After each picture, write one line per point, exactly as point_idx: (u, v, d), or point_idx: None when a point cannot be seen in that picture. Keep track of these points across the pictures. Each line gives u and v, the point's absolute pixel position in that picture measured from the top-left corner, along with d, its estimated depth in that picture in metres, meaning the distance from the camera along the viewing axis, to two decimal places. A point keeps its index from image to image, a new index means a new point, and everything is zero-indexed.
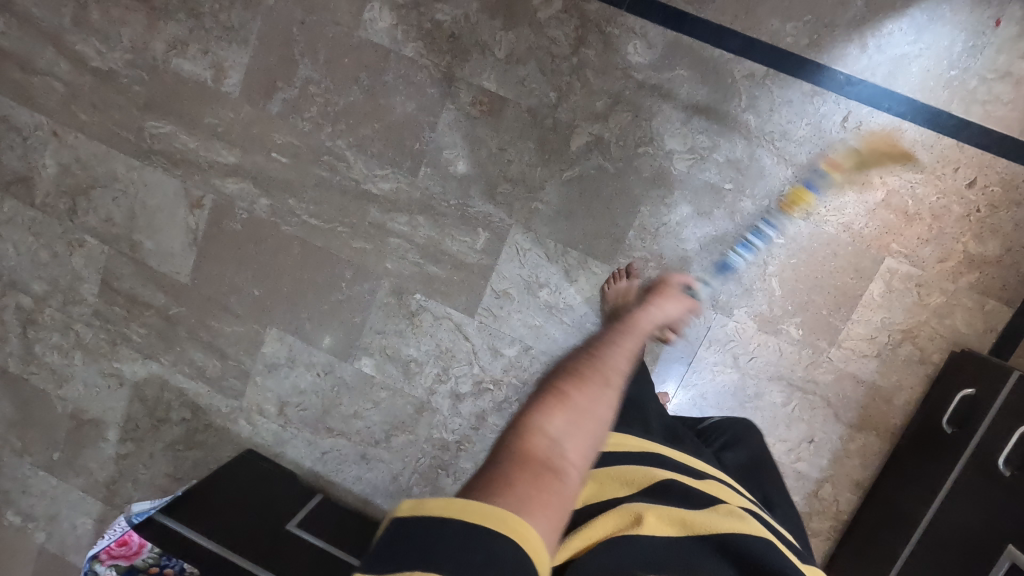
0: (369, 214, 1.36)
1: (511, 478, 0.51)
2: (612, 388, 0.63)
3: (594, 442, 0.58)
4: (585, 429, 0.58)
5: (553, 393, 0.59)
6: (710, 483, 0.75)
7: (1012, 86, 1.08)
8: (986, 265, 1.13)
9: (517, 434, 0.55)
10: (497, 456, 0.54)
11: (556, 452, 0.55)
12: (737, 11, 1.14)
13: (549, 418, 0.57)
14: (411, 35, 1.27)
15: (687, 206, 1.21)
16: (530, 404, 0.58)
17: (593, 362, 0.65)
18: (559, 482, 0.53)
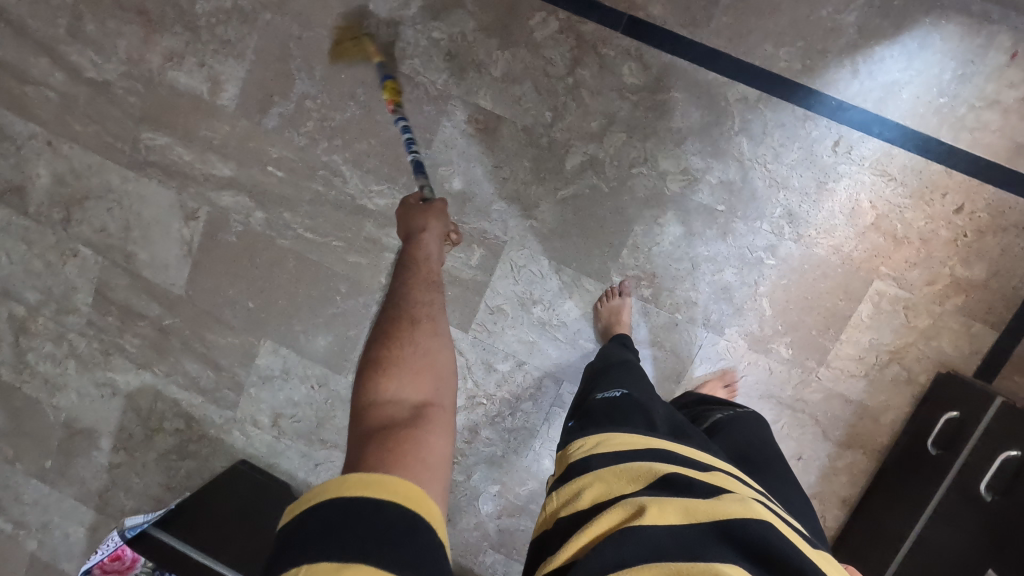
0: (365, 229, 1.37)
1: (366, 448, 0.65)
2: (412, 336, 0.81)
3: (423, 381, 0.76)
4: (411, 377, 0.76)
5: (370, 373, 0.76)
6: (715, 475, 0.76)
7: (1000, 114, 1.09)
8: (972, 289, 1.14)
9: (361, 421, 0.71)
10: (355, 442, 0.68)
11: (392, 409, 0.71)
12: (731, 35, 1.16)
13: (380, 392, 0.74)
14: (408, 52, 1.28)
15: (679, 226, 1.23)
16: (360, 390, 0.74)
17: (393, 327, 0.83)
18: (403, 426, 0.68)
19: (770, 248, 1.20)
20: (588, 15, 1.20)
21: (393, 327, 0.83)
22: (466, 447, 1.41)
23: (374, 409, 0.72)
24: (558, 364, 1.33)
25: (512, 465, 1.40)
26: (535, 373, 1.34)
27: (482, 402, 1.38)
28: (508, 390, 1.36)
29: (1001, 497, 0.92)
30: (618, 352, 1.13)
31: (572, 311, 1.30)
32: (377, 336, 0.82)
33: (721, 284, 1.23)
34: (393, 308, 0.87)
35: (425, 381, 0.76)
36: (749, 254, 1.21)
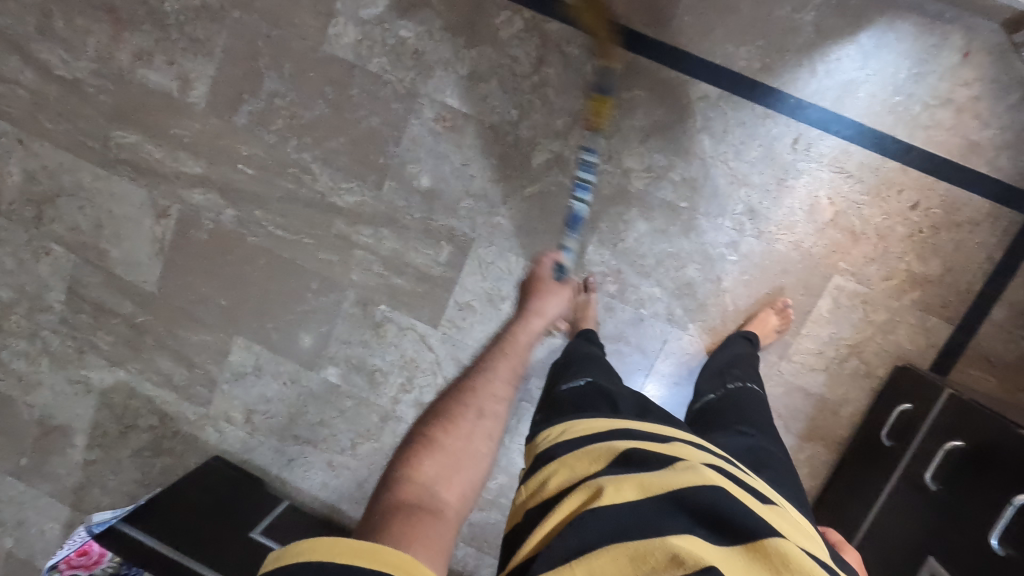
0: (335, 226, 1.37)
1: (388, 520, 0.62)
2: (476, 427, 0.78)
3: (462, 482, 0.71)
4: (450, 470, 0.72)
5: (423, 446, 0.74)
6: (674, 445, 0.76)
7: (953, 112, 1.11)
8: (928, 284, 1.17)
9: (387, 489, 0.67)
10: (377, 510, 0.65)
11: (427, 494, 0.67)
12: (693, 34, 1.17)
13: (418, 469, 0.70)
14: (376, 51, 1.28)
15: (643, 223, 1.25)
16: (406, 461, 0.72)
17: (459, 409, 0.80)
18: (431, 516, 0.64)
19: (733, 244, 1.22)
20: (552, 14, 1.21)
21: (461, 411, 0.80)
22: None
23: (409, 485, 0.68)
24: (526, 359, 1.35)
25: None
26: None
27: None
28: None
29: (944, 489, 0.91)
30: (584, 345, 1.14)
31: None
32: (445, 410, 0.80)
33: (685, 280, 1.25)
34: (465, 390, 0.85)
35: (462, 484, 0.71)
36: (712, 250, 1.23)
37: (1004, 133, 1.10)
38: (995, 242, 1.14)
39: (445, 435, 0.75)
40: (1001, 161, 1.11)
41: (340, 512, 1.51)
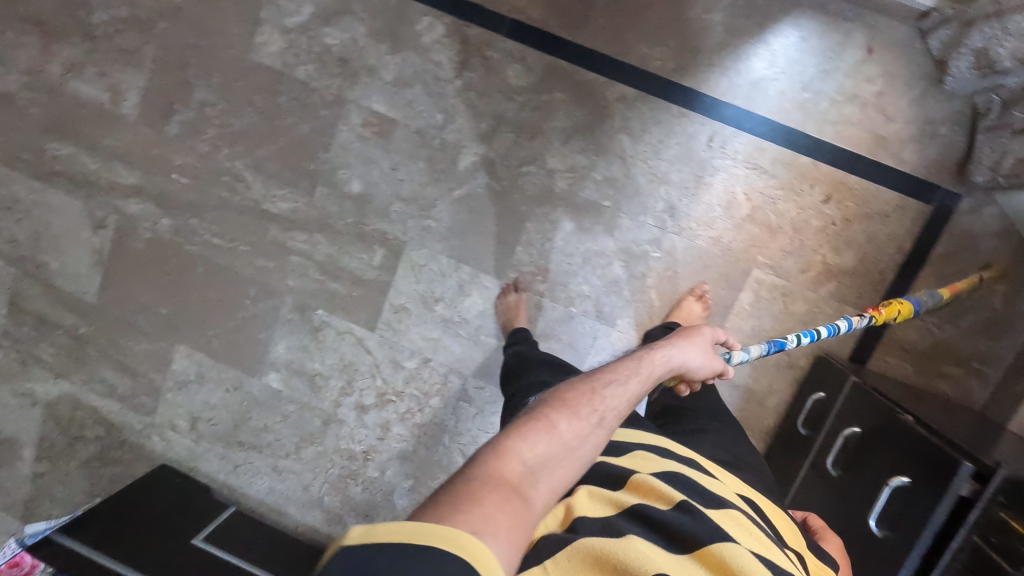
0: (269, 233, 1.39)
1: (482, 492, 0.53)
2: (597, 430, 0.66)
3: (562, 484, 0.60)
4: (558, 465, 0.61)
5: (541, 423, 0.63)
6: (638, 455, 0.79)
7: (860, 108, 1.14)
8: (843, 275, 1.20)
9: (494, 455, 0.58)
10: (474, 474, 0.56)
11: (526, 480, 0.57)
12: (608, 37, 1.20)
13: (531, 445, 0.60)
14: (302, 59, 1.30)
15: (569, 222, 1.27)
16: (518, 432, 0.62)
17: (587, 401, 0.68)
18: (524, 507, 0.55)
19: (655, 241, 1.25)
20: (471, 19, 1.23)
21: (598, 403, 0.68)
22: (379, 444, 1.44)
23: (510, 459, 0.58)
24: (462, 359, 1.37)
25: (424, 460, 1.43)
26: (441, 369, 1.38)
27: (391, 400, 1.42)
28: (416, 387, 1.40)
29: (843, 473, 0.94)
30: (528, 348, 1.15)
31: (472, 307, 1.34)
32: (580, 393, 0.69)
33: (612, 277, 1.27)
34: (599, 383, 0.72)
35: (559, 488, 0.60)
36: (636, 248, 1.25)
37: (909, 126, 1.13)
38: (904, 233, 1.17)
39: (568, 422, 0.64)
40: (906, 154, 1.14)
41: (287, 516, 1.52)
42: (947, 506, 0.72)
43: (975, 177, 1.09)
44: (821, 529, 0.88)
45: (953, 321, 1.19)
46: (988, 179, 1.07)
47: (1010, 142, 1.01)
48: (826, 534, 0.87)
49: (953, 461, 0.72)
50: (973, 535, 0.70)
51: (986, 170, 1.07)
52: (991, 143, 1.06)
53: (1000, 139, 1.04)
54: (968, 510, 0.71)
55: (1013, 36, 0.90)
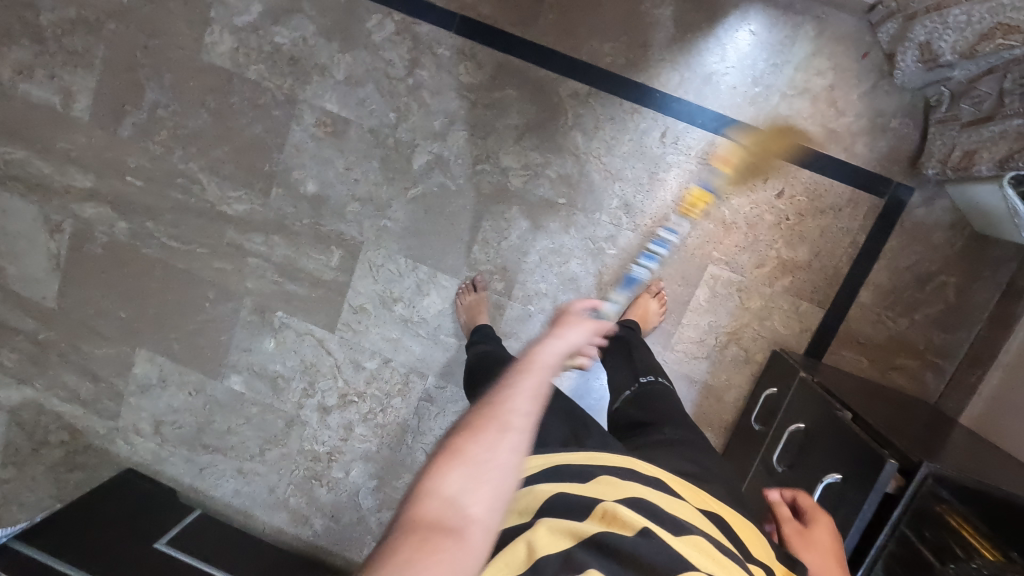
0: (226, 235, 1.38)
1: (394, 551, 0.45)
2: (520, 422, 0.56)
3: (496, 498, 0.51)
4: (484, 481, 0.51)
5: (451, 446, 0.54)
6: (600, 479, 0.62)
7: (810, 102, 1.14)
8: (797, 270, 1.20)
9: (407, 503, 0.50)
10: (386, 538, 0.47)
11: (449, 512, 0.49)
12: (559, 33, 1.18)
13: (443, 476, 0.51)
14: (252, 58, 1.28)
15: (524, 220, 1.26)
16: (427, 465, 0.53)
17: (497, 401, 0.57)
18: (455, 541, 0.47)
19: (611, 238, 1.24)
20: (421, 16, 1.21)
21: (508, 406, 0.57)
22: (343, 445, 1.44)
23: (427, 499, 0.49)
24: (423, 359, 1.37)
25: (388, 460, 1.43)
26: (402, 370, 1.38)
27: (353, 401, 1.41)
28: (377, 388, 1.40)
29: (789, 469, 0.94)
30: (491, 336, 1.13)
31: (431, 307, 1.33)
32: (485, 403, 0.58)
33: (568, 275, 1.27)
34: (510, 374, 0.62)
35: (496, 500, 0.51)
36: (592, 245, 1.25)
37: (860, 120, 1.13)
38: (857, 227, 1.16)
39: (482, 432, 0.54)
40: (858, 148, 1.14)
41: (254, 517, 1.52)
42: (873, 501, 0.73)
43: (926, 170, 1.08)
44: (811, 509, 0.74)
45: (907, 315, 1.19)
46: (938, 173, 1.05)
47: (958, 135, 1.00)
48: (816, 516, 0.73)
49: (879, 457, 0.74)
50: (910, 533, 0.77)
51: (935, 164, 1.05)
52: (939, 136, 1.05)
53: (948, 132, 1.03)
54: (891, 510, 0.74)
55: (951, 32, 0.86)
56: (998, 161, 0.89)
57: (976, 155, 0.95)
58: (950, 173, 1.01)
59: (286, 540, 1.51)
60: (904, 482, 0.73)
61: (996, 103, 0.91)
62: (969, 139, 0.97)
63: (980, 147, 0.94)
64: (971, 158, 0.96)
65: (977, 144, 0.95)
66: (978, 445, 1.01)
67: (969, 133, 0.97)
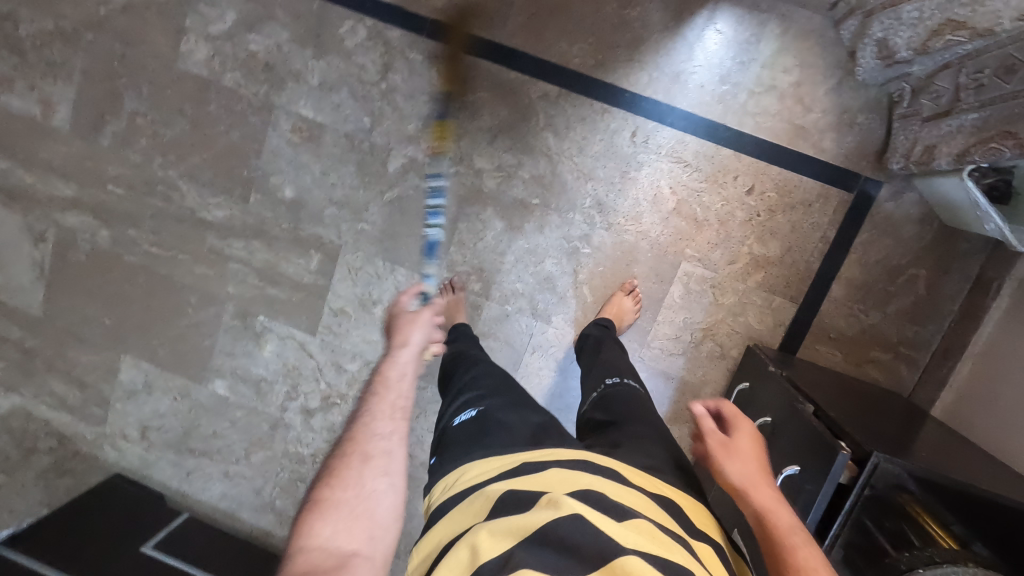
0: (207, 240, 1.39)
1: None
2: (375, 456, 0.67)
3: (369, 527, 0.60)
4: (356, 516, 0.60)
5: (315, 502, 0.62)
6: (551, 474, 0.63)
7: (777, 99, 1.15)
8: (770, 265, 1.21)
9: (288, 561, 0.56)
10: None
11: (328, 555, 0.56)
12: (528, 35, 1.20)
13: (315, 527, 0.59)
14: (228, 66, 1.30)
15: (499, 221, 1.27)
16: (298, 523, 0.60)
17: (351, 446, 0.68)
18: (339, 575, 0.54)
19: (585, 237, 1.25)
20: (392, 21, 1.23)
21: (364, 442, 0.67)
22: (327, 447, 1.45)
23: (305, 552, 0.56)
24: None
25: None
26: None
27: (336, 403, 1.42)
28: (359, 390, 1.41)
29: None
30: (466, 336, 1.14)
31: None
32: (347, 440, 0.69)
33: (544, 274, 1.28)
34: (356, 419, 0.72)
35: (372, 527, 0.61)
36: (567, 244, 1.26)
37: (827, 116, 1.14)
38: (828, 222, 1.17)
39: (347, 476, 0.64)
40: (825, 144, 1.15)
41: (242, 520, 1.53)
42: (827, 491, 0.76)
43: (892, 165, 1.09)
44: (732, 416, 0.80)
45: (879, 308, 1.19)
46: (902, 167, 1.07)
47: (921, 130, 1.01)
48: (737, 425, 0.78)
49: (833, 448, 0.77)
50: (869, 521, 0.79)
51: (900, 158, 1.07)
52: (903, 131, 1.07)
53: (912, 127, 1.04)
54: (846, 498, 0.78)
55: (906, 28, 0.88)
56: (955, 156, 0.91)
57: (937, 149, 0.96)
58: (912, 167, 1.03)
59: (273, 542, 1.53)
60: (855, 471, 0.77)
61: (953, 98, 0.93)
62: (931, 133, 0.99)
63: (940, 142, 0.96)
64: (931, 152, 0.98)
65: (937, 139, 0.97)
66: (948, 436, 1.01)
67: (930, 127, 0.99)
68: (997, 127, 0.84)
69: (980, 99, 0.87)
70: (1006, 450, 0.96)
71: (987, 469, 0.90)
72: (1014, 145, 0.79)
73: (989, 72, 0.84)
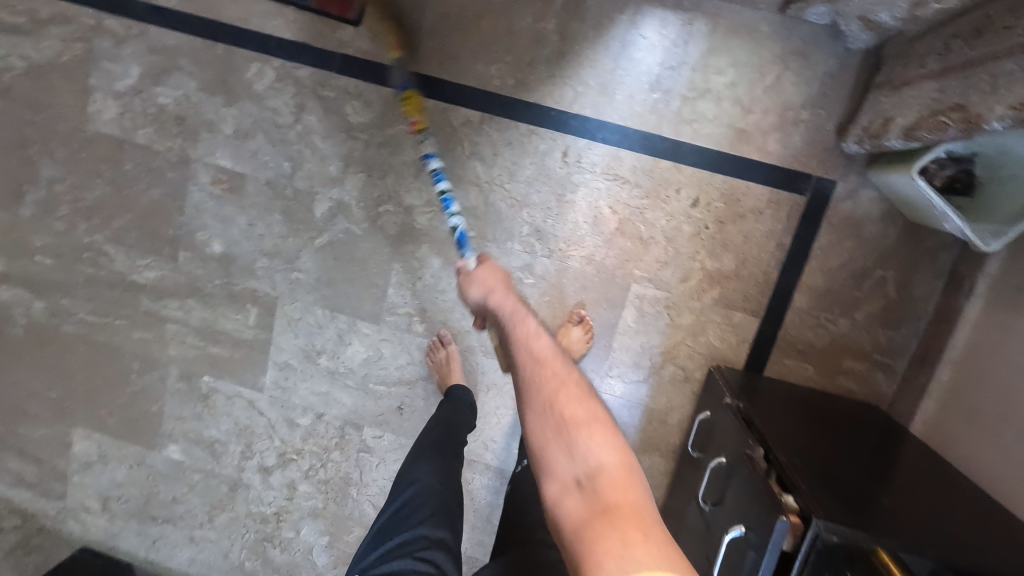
0: (142, 303, 1.33)
1: None
2: None
3: None
4: None
5: None
6: None
7: (714, 102, 1.06)
8: (725, 280, 1.12)
9: None
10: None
11: None
12: (442, 60, 1.12)
13: None
14: (139, 122, 1.23)
15: (436, 257, 1.20)
16: None
17: None
18: None
19: (527, 267, 1.17)
20: (300, 58, 1.16)
21: None
22: (289, 504, 1.38)
23: None
24: (356, 411, 1.31)
25: (336, 516, 1.37)
26: (336, 423, 1.32)
27: (293, 458, 1.36)
28: (315, 444, 1.34)
29: (711, 509, 0.88)
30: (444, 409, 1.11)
31: (356, 355, 1.28)
32: None
33: None
34: None
35: None
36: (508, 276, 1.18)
37: (768, 116, 1.06)
38: (782, 228, 1.09)
39: None
40: (771, 145, 1.06)
41: None
42: (768, 564, 0.68)
43: (847, 143, 1.00)
44: None
45: (848, 316, 1.10)
46: (859, 146, 0.97)
47: (886, 100, 0.93)
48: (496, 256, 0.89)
49: (775, 512, 0.69)
50: None
51: (856, 136, 0.98)
52: (869, 104, 0.97)
53: (881, 99, 0.95)
54: (790, 568, 0.68)
55: (882, 7, 0.84)
56: (905, 130, 0.84)
57: (893, 122, 0.89)
58: (867, 142, 0.94)
59: None
60: (797, 535, 0.68)
61: (920, 67, 0.86)
62: (892, 104, 0.91)
63: (897, 114, 0.89)
64: (886, 125, 0.90)
65: (896, 111, 0.89)
66: (927, 463, 0.91)
67: (894, 98, 0.91)
68: (950, 100, 0.77)
69: (942, 66, 0.80)
70: (989, 473, 0.87)
71: (960, 506, 0.80)
72: (962, 120, 0.73)
73: (960, 37, 0.77)
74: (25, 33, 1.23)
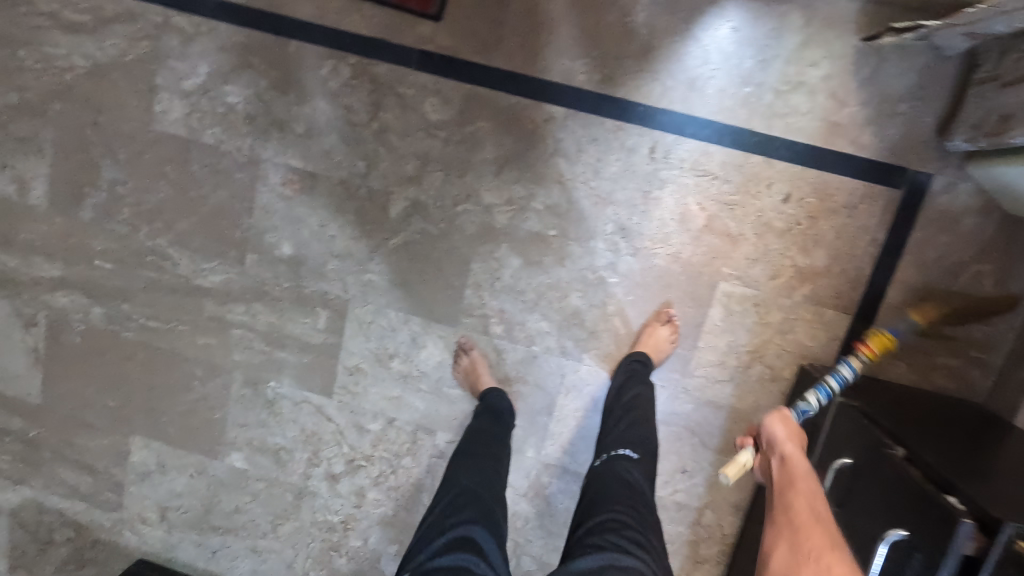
0: (206, 308, 1.30)
1: None
2: None
3: None
4: None
5: None
6: None
7: (808, 96, 1.05)
8: (816, 277, 1.10)
9: None
10: None
11: None
12: (525, 55, 1.10)
13: None
14: (207, 121, 1.20)
15: (516, 257, 1.17)
16: None
17: None
18: None
19: (611, 266, 1.15)
20: (376, 55, 1.13)
21: None
22: (357, 512, 1.35)
23: None
24: (429, 416, 1.28)
25: (406, 523, 1.34)
26: (407, 428, 1.29)
27: (362, 465, 1.33)
28: (385, 450, 1.31)
29: (836, 512, 0.84)
30: (483, 421, 1.11)
31: (430, 360, 1.25)
32: None
33: (571, 310, 1.18)
34: None
35: None
36: (591, 275, 1.16)
37: (864, 108, 1.04)
38: (875, 223, 1.07)
39: None
40: (865, 139, 1.05)
41: None
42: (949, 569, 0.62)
43: (954, 141, 0.98)
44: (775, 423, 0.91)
45: (942, 311, 1.08)
46: (969, 144, 0.95)
47: (996, 97, 0.90)
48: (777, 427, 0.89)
49: (953, 517, 0.64)
50: None
51: (965, 134, 0.96)
52: (975, 100, 0.95)
53: (988, 94, 0.93)
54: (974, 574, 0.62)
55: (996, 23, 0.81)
56: None
57: (1013, 120, 0.85)
58: (981, 141, 0.92)
59: None
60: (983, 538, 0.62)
61: None
62: (1008, 100, 0.87)
63: (1017, 110, 0.85)
64: (1006, 123, 0.87)
65: (1014, 108, 0.86)
66: None
67: (1010, 93, 0.87)
68: None
69: None
70: None
71: None
72: None
73: None
74: (88, 32, 1.20)
